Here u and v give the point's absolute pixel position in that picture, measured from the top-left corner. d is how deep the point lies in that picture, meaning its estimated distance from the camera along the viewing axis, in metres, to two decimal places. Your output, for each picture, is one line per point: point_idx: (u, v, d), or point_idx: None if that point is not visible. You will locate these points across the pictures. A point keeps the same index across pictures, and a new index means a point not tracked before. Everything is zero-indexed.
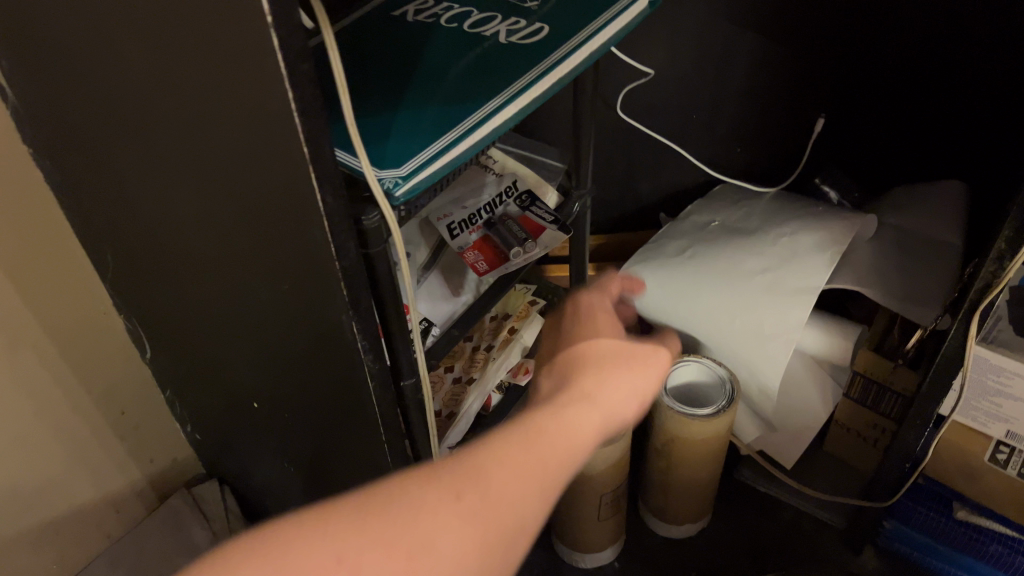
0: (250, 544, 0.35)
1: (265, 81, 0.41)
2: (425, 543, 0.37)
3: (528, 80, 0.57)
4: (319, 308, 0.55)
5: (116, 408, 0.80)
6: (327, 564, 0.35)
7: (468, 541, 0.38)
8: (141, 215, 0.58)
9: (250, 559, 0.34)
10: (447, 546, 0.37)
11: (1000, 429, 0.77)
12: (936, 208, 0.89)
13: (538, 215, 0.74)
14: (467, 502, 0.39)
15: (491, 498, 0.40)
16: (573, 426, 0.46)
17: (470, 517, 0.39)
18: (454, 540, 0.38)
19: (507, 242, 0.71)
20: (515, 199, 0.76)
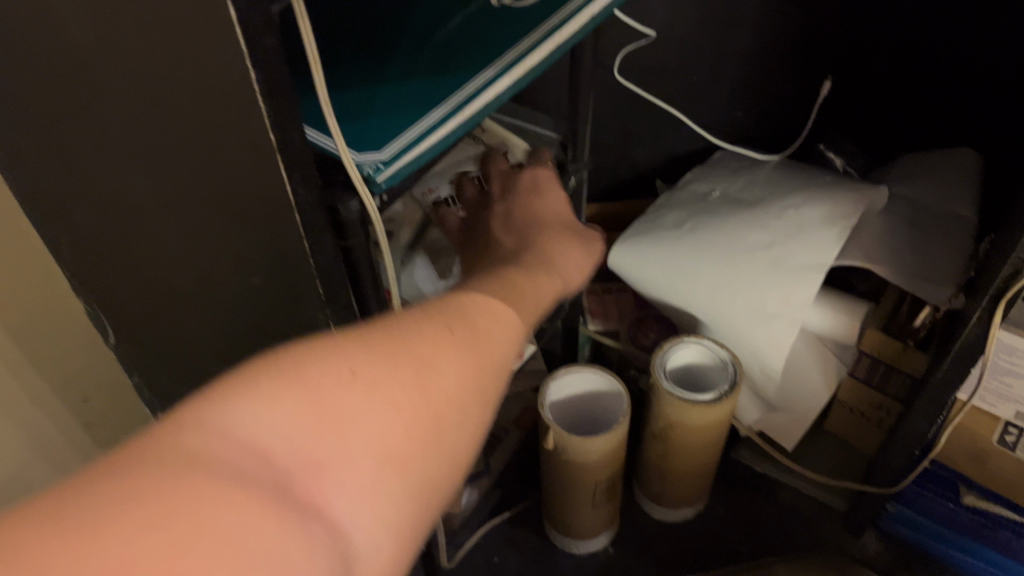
0: (255, 370, 0.31)
1: (225, 60, 0.36)
2: (425, 367, 0.34)
3: (524, 48, 0.51)
4: (294, 302, 0.50)
5: (79, 397, 0.75)
6: (343, 373, 0.32)
7: (469, 369, 0.36)
8: (95, 199, 0.53)
9: (263, 377, 0.31)
10: (447, 376, 0.35)
11: (1010, 410, 0.71)
12: (949, 179, 0.85)
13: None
14: (460, 333, 0.38)
15: (479, 335, 0.38)
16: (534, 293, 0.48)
17: (463, 350, 0.37)
18: (452, 371, 0.35)
19: None
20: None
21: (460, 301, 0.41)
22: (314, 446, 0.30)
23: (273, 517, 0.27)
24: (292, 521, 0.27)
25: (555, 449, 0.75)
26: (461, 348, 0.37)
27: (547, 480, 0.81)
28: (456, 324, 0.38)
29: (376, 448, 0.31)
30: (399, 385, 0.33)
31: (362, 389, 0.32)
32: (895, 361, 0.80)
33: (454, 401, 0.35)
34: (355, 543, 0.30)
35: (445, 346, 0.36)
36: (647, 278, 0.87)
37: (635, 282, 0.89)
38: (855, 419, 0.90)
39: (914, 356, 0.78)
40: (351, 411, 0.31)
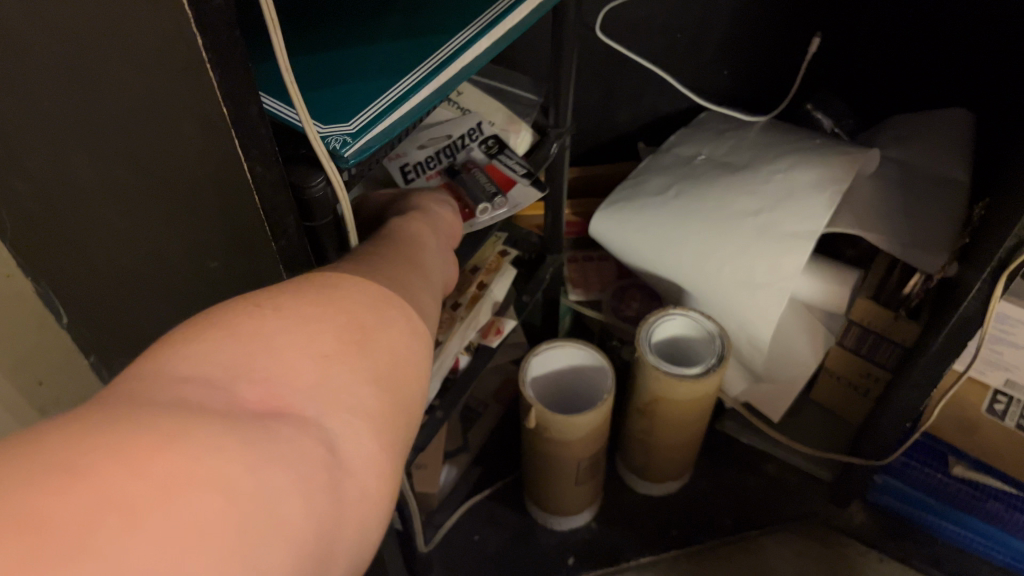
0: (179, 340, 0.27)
1: (164, 23, 0.31)
2: (328, 286, 0.31)
3: (504, 7, 0.47)
4: (256, 287, 0.46)
5: (30, 378, 0.71)
6: (252, 309, 0.28)
7: (376, 286, 0.33)
8: (34, 174, 0.48)
9: (180, 342, 0.27)
10: (356, 286, 0.32)
11: (998, 377, 0.73)
12: (942, 141, 0.82)
13: (508, 166, 0.64)
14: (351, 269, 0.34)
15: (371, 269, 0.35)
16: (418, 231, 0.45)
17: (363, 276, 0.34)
18: (359, 281, 0.33)
19: (471, 194, 0.61)
20: (481, 144, 0.65)
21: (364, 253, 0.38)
22: (251, 367, 0.26)
23: (234, 439, 0.23)
24: (257, 436, 0.24)
25: (536, 427, 0.72)
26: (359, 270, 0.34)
27: (528, 458, 0.78)
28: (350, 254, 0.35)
29: (314, 348, 0.28)
30: (316, 307, 0.29)
31: (271, 311, 0.28)
32: (885, 331, 0.78)
33: (376, 304, 0.32)
34: (336, 438, 0.26)
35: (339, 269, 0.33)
36: (631, 246, 0.84)
37: (618, 250, 0.85)
38: (842, 389, 0.88)
39: (905, 326, 0.76)
40: (269, 328, 0.28)
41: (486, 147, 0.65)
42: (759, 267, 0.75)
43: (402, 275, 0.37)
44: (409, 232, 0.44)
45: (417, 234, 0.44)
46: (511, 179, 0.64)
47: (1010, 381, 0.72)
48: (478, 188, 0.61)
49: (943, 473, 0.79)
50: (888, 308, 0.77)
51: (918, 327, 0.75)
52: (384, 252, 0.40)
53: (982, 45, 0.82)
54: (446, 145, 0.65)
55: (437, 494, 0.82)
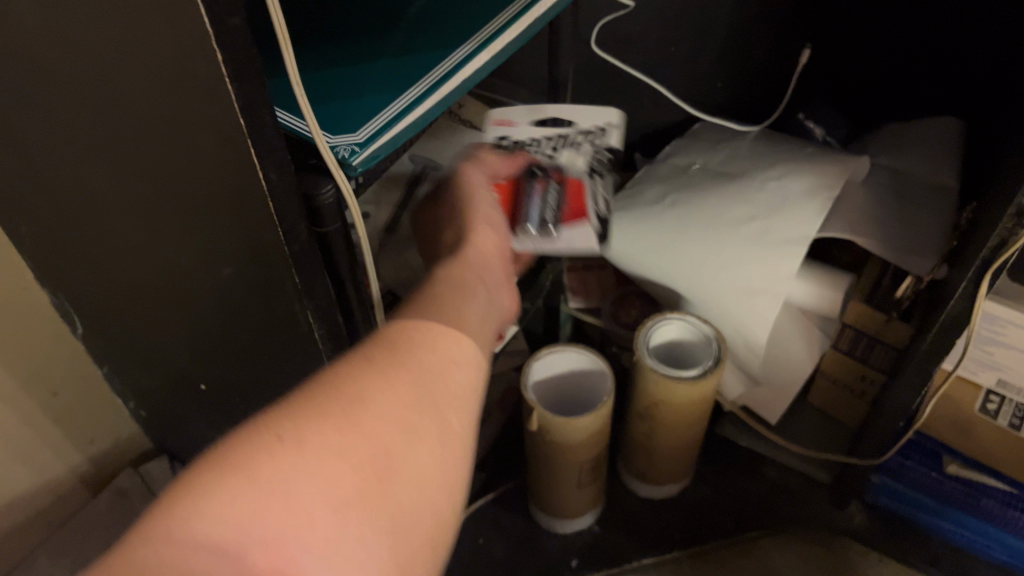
0: (211, 466, 0.31)
1: (187, 41, 0.33)
2: (353, 397, 0.34)
3: (503, 24, 0.49)
4: (267, 293, 0.47)
5: (46, 390, 0.73)
6: (273, 443, 0.32)
7: (406, 395, 0.36)
8: (55, 188, 0.50)
9: (211, 476, 0.30)
10: (380, 396, 0.35)
11: (991, 378, 0.73)
12: (930, 148, 0.84)
13: (592, 199, 0.65)
14: (386, 359, 0.37)
15: (411, 356, 0.38)
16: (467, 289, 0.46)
17: (398, 374, 0.36)
18: (384, 387, 0.35)
19: (535, 208, 0.63)
20: (591, 157, 0.68)
21: (407, 324, 0.40)
22: (264, 524, 0.30)
23: None
24: None
25: (539, 430, 0.74)
26: (391, 363, 0.37)
27: (531, 462, 0.80)
28: (383, 345, 0.38)
29: (325, 497, 0.31)
30: (335, 439, 0.33)
31: (291, 447, 0.32)
32: (879, 334, 0.80)
33: (399, 422, 0.35)
34: None
35: (372, 369, 0.36)
36: (627, 254, 0.85)
37: (616, 259, 0.87)
38: (837, 391, 0.89)
39: (898, 327, 0.78)
40: (286, 471, 0.31)
41: (590, 160, 0.68)
42: (755, 272, 0.78)
43: (440, 357, 0.39)
44: (451, 284, 0.46)
45: (458, 285, 0.46)
46: (585, 214, 0.64)
47: (1002, 381, 0.73)
48: (540, 203, 0.62)
49: (938, 472, 0.81)
50: (881, 311, 0.78)
51: (911, 329, 0.77)
52: (427, 316, 0.41)
53: (967, 56, 0.84)
54: (547, 150, 0.68)
55: None
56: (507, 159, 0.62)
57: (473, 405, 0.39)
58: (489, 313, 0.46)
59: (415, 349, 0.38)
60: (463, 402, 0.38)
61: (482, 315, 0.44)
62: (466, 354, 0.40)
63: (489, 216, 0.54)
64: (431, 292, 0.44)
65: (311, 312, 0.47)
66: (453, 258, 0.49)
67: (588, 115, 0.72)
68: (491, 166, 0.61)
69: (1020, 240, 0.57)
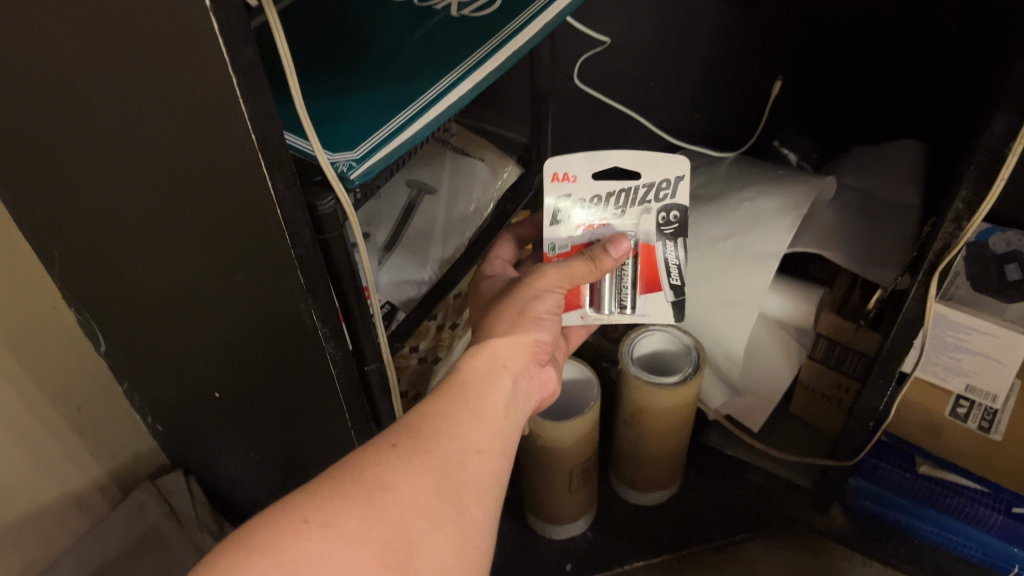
0: (248, 543, 0.37)
1: (207, 69, 0.39)
2: (380, 484, 0.41)
3: (483, 55, 0.56)
4: (275, 297, 0.53)
5: (71, 404, 0.78)
6: (298, 524, 0.38)
7: (424, 480, 0.42)
8: (85, 209, 0.56)
9: (249, 551, 0.37)
10: (403, 481, 0.41)
11: (960, 384, 0.77)
12: (897, 171, 0.89)
13: (664, 267, 0.65)
14: (405, 448, 0.43)
15: (435, 447, 0.44)
16: (500, 388, 0.51)
17: (419, 464, 0.43)
18: (409, 474, 0.42)
19: (606, 285, 0.65)
20: (661, 216, 0.63)
21: (439, 423, 0.46)
22: None
23: None
24: None
25: (531, 434, 0.79)
26: (417, 453, 0.43)
27: (525, 468, 0.85)
28: (411, 434, 0.44)
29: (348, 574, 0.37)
30: (356, 521, 0.39)
31: (316, 529, 0.38)
32: (850, 341, 0.84)
33: (418, 507, 0.41)
34: None
35: (395, 458, 0.43)
36: None
37: None
38: (816, 400, 0.94)
39: (866, 335, 0.82)
40: (314, 551, 0.37)
41: (659, 222, 0.63)
42: (732, 286, 0.84)
43: (460, 449, 0.45)
44: (479, 376, 0.51)
45: (486, 378, 0.51)
46: (659, 283, 0.65)
47: (970, 387, 0.77)
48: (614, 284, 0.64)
49: (911, 473, 0.86)
50: (850, 320, 0.83)
51: (878, 337, 0.81)
52: (458, 418, 0.47)
53: (925, 82, 0.90)
54: (617, 200, 0.63)
55: None
56: (588, 268, 0.59)
57: (494, 485, 0.45)
58: (512, 400, 0.52)
59: (440, 440, 0.45)
60: (485, 488, 0.45)
61: (504, 406, 0.50)
62: (489, 440, 0.47)
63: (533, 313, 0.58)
64: (458, 382, 0.50)
65: (315, 311, 0.52)
66: (482, 348, 0.54)
67: (660, 165, 0.63)
68: (569, 272, 0.58)
69: (962, 244, 0.62)
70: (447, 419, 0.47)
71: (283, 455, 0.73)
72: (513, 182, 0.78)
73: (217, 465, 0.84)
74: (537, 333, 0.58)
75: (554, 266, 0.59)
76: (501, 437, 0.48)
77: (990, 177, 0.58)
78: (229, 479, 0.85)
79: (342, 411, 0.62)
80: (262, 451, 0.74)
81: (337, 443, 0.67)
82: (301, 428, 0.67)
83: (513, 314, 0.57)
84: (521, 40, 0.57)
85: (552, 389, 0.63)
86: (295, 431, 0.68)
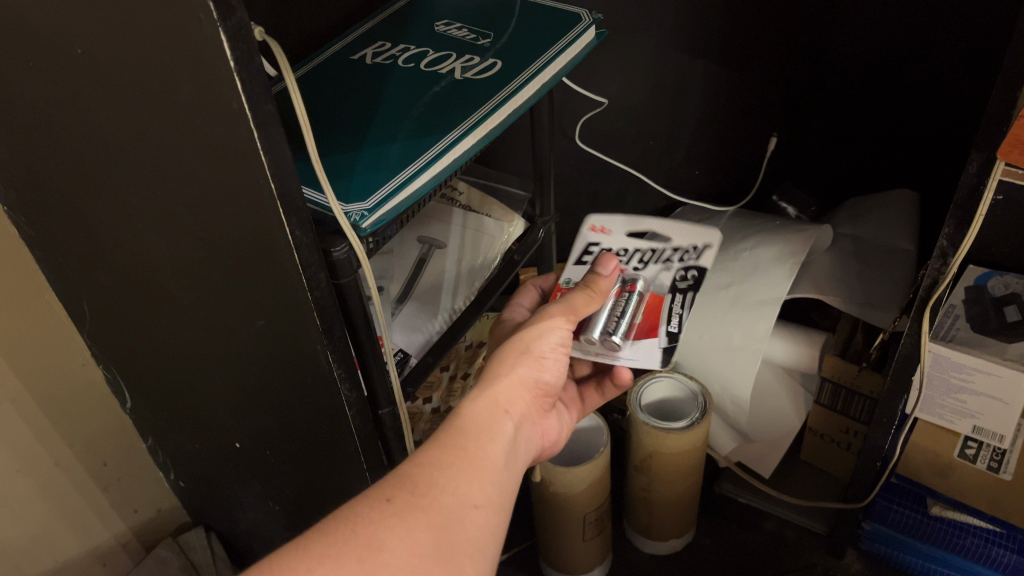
0: None
1: (230, 125, 0.43)
2: (373, 544, 0.42)
3: (483, 114, 0.60)
4: (292, 341, 0.57)
5: (97, 459, 0.81)
6: None
7: (416, 539, 0.43)
8: (113, 264, 0.59)
9: None
10: (398, 542, 0.42)
11: (967, 425, 0.73)
12: (889, 217, 0.94)
13: (668, 313, 0.68)
14: (398, 503, 0.44)
15: (431, 505, 0.45)
16: (499, 432, 0.52)
17: (412, 524, 0.43)
18: (403, 533, 0.43)
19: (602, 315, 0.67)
20: (678, 272, 0.70)
21: (437, 467, 0.47)
22: None
23: None
24: None
25: (543, 482, 0.81)
26: (413, 509, 0.44)
27: (538, 518, 0.86)
28: (408, 488, 0.45)
29: None
30: None
31: None
32: (852, 384, 0.86)
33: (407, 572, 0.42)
34: None
35: (389, 515, 0.44)
36: None
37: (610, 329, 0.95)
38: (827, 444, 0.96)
39: (870, 376, 0.83)
40: None
41: (676, 277, 0.69)
42: (734, 332, 0.85)
43: (453, 502, 0.46)
44: (478, 422, 0.52)
45: (486, 424, 0.52)
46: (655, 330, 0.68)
47: (978, 428, 0.73)
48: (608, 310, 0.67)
49: (922, 514, 0.87)
50: (853, 362, 0.85)
51: (881, 378, 0.83)
52: (454, 462, 0.48)
53: (906, 132, 1.00)
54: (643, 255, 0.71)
55: None
56: (588, 293, 0.63)
57: (488, 543, 0.46)
58: (513, 443, 0.53)
59: (436, 496, 0.45)
60: (479, 547, 0.46)
61: (502, 455, 0.51)
62: (486, 494, 0.47)
63: (536, 352, 0.60)
64: (457, 429, 0.51)
65: (330, 352, 0.56)
66: (483, 391, 0.55)
67: (691, 235, 0.72)
68: (572, 303, 0.62)
69: (950, 278, 0.65)
70: (449, 463, 0.48)
71: (301, 504, 0.75)
72: (519, 235, 0.82)
73: (237, 518, 0.86)
74: (538, 373, 0.59)
75: (558, 302, 0.62)
76: (499, 490, 0.49)
77: (970, 214, 0.61)
78: (249, 533, 0.87)
79: (358, 453, 0.65)
80: (280, 500, 0.76)
81: (353, 487, 0.70)
82: (319, 474, 0.70)
83: (518, 353, 0.59)
84: (517, 101, 0.63)
85: (551, 435, 0.64)
86: (313, 477, 0.70)
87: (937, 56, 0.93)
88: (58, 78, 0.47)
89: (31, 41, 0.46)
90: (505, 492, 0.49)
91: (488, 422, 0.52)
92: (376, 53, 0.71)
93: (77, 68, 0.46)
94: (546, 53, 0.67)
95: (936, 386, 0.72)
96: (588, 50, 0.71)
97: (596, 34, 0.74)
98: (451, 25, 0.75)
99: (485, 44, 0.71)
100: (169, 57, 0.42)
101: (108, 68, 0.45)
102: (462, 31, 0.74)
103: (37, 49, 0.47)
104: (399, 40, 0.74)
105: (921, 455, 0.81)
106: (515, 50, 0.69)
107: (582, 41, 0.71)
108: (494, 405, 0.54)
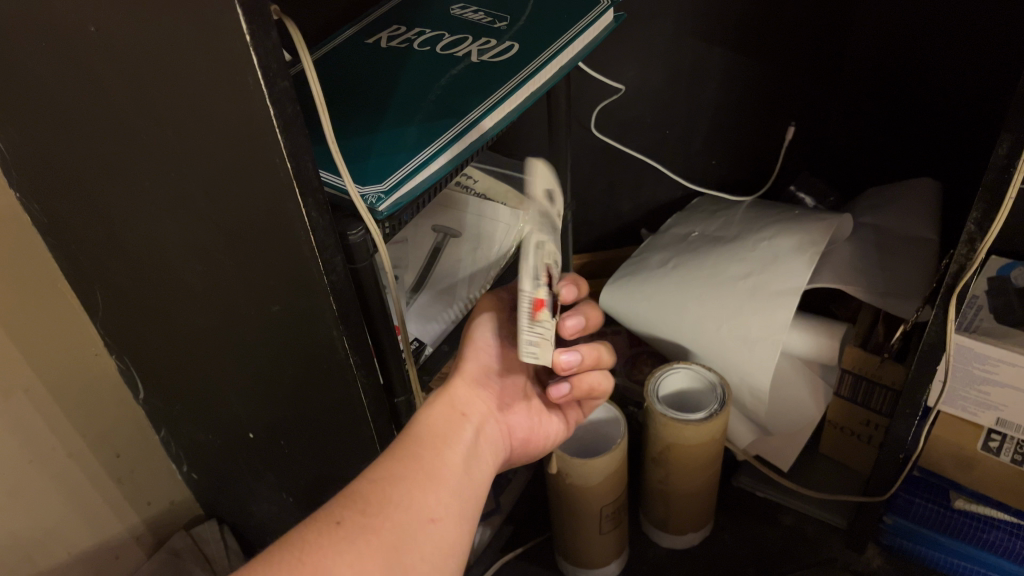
0: None
1: (245, 99, 0.42)
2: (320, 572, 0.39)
3: (501, 94, 0.59)
4: (309, 328, 0.56)
5: (110, 450, 0.80)
6: None
7: (364, 561, 0.40)
8: (127, 250, 0.59)
9: None
10: (346, 569, 0.39)
11: (990, 417, 0.72)
12: (909, 205, 0.93)
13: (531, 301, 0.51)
14: (346, 526, 0.42)
15: (378, 527, 0.42)
16: (452, 436, 0.50)
17: (355, 548, 0.41)
18: (352, 559, 0.40)
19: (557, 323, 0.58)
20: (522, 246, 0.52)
21: (404, 485, 0.45)
22: None
23: None
24: None
25: (559, 473, 0.80)
26: (365, 531, 0.41)
27: (555, 511, 0.85)
28: (359, 508, 0.43)
29: None
30: None
31: None
32: (874, 375, 0.85)
33: None
34: None
35: (334, 538, 0.41)
36: (648, 312, 0.92)
37: (627, 320, 0.95)
38: (846, 436, 0.96)
39: (892, 368, 0.83)
40: None
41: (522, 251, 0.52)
42: (754, 322, 0.83)
43: (406, 519, 0.43)
44: (436, 430, 0.50)
45: (443, 430, 0.50)
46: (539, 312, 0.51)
47: (1002, 421, 0.71)
48: None
49: (945, 508, 0.86)
50: (876, 354, 0.84)
51: (903, 368, 0.82)
52: (406, 475, 0.46)
53: (926, 113, 0.99)
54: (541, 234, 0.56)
55: (472, 551, 0.93)
56: None
57: (448, 559, 0.44)
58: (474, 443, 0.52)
59: (389, 513, 0.43)
60: (436, 564, 0.43)
61: (460, 461, 0.49)
62: (442, 504, 0.45)
63: (486, 347, 0.60)
64: (413, 440, 0.49)
65: (346, 338, 0.54)
66: (440, 395, 0.54)
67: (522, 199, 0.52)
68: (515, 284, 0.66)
69: (978, 263, 0.63)
70: (403, 479, 0.45)
71: (314, 497, 0.74)
72: None
73: (250, 512, 0.85)
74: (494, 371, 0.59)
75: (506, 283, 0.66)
76: (459, 497, 0.47)
77: (999, 199, 0.59)
78: (261, 525, 0.86)
79: (373, 444, 0.64)
80: (293, 493, 0.76)
81: None
82: (333, 465, 0.69)
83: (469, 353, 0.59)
84: (533, 84, 0.62)
85: (533, 436, 0.62)
86: (328, 470, 0.70)
87: (959, 48, 0.92)
88: (69, 57, 0.47)
89: (45, 20, 0.46)
90: (464, 498, 0.47)
91: (444, 430, 0.51)
92: (391, 37, 0.70)
93: (92, 47, 0.45)
94: (563, 36, 0.66)
95: (959, 378, 0.71)
96: (606, 34, 0.70)
97: (614, 17, 0.72)
98: (467, 8, 0.74)
99: (502, 28, 0.70)
100: (183, 29, 0.41)
101: (121, 48, 0.44)
102: (479, 15, 0.73)
103: (52, 27, 0.46)
104: (414, 24, 0.73)
105: (943, 446, 0.79)
106: (533, 32, 0.68)
107: (600, 24, 0.69)
108: (447, 410, 0.53)
